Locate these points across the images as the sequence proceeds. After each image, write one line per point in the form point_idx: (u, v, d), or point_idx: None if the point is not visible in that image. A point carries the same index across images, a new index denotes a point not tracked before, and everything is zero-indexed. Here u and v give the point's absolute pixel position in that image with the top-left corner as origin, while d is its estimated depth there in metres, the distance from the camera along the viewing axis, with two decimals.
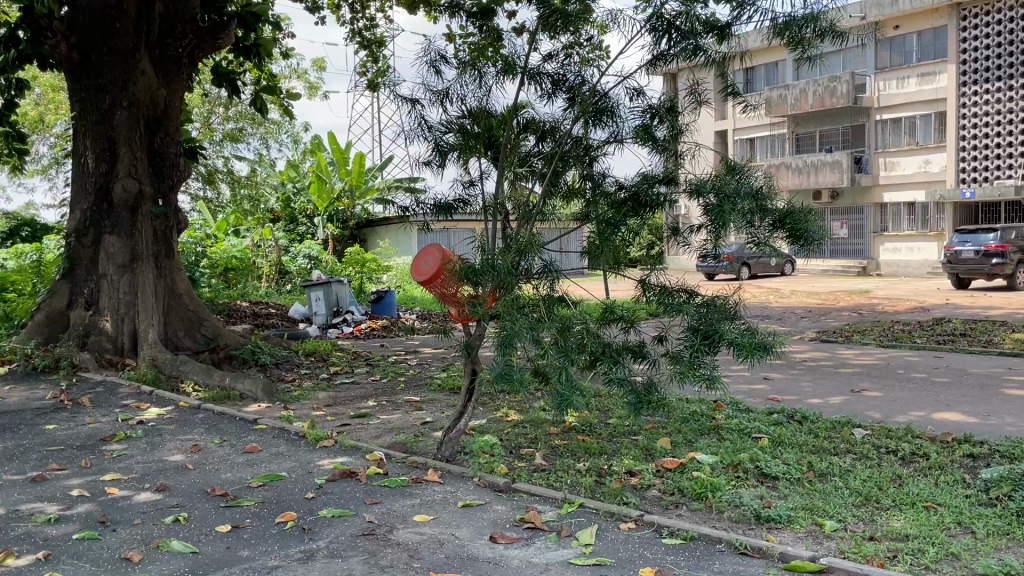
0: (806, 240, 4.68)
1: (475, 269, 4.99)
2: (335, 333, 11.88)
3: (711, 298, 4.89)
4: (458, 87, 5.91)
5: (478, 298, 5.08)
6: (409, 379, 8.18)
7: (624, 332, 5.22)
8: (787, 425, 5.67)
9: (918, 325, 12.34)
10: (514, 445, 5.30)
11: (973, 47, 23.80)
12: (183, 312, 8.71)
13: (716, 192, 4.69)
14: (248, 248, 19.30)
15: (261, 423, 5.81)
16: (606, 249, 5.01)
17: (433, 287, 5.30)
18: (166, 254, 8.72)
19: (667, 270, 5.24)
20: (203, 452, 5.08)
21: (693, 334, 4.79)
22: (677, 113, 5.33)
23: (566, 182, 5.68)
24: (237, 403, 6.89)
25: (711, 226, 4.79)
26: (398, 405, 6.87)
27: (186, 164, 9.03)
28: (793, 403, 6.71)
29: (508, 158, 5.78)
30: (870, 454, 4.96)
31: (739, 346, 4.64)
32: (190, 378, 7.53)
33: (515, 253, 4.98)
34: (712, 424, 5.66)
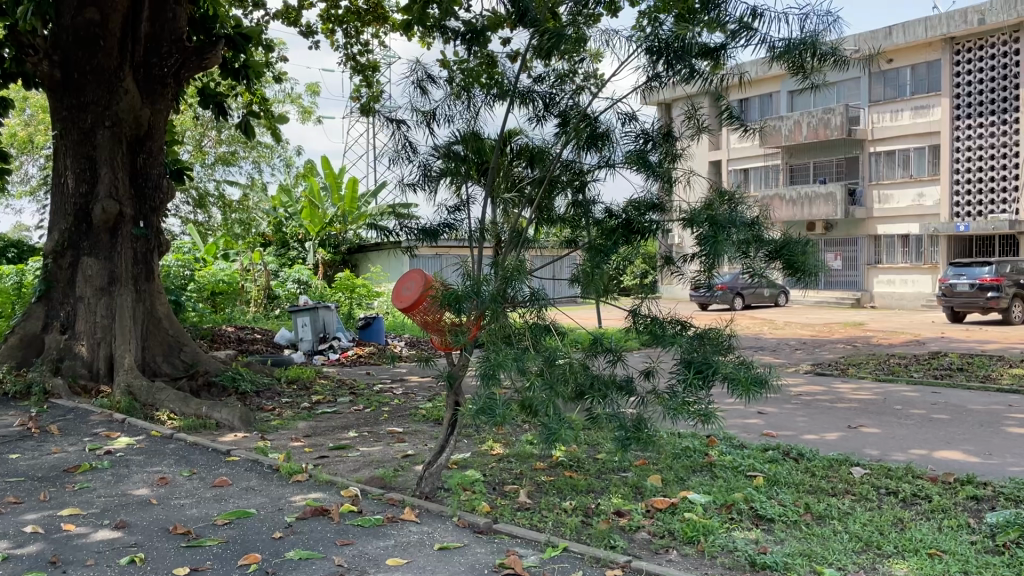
0: (803, 273, 4.50)
1: (458, 294, 4.74)
2: (321, 360, 11.65)
3: (705, 330, 4.67)
4: (446, 110, 5.75)
5: (461, 327, 4.87)
6: (394, 408, 7.95)
7: (612, 364, 5.00)
8: (783, 462, 5.45)
9: (914, 359, 12.15)
10: (498, 481, 5.07)
11: (967, 80, 23.90)
12: (162, 336, 8.48)
13: (708, 220, 4.52)
14: (237, 272, 19.10)
15: (234, 454, 5.57)
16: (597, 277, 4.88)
17: (418, 313, 5.11)
18: (146, 277, 8.50)
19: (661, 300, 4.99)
20: (170, 485, 4.83)
21: (686, 367, 4.54)
22: (674, 138, 5.14)
23: (556, 209, 5.49)
24: (212, 433, 6.65)
25: (704, 257, 4.61)
26: (379, 436, 6.64)
27: (169, 185, 8.84)
28: (789, 439, 6.50)
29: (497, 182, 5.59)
30: (869, 496, 4.74)
31: (734, 381, 4.41)
32: (165, 406, 7.29)
33: (502, 280, 4.77)
34: (704, 461, 5.45)
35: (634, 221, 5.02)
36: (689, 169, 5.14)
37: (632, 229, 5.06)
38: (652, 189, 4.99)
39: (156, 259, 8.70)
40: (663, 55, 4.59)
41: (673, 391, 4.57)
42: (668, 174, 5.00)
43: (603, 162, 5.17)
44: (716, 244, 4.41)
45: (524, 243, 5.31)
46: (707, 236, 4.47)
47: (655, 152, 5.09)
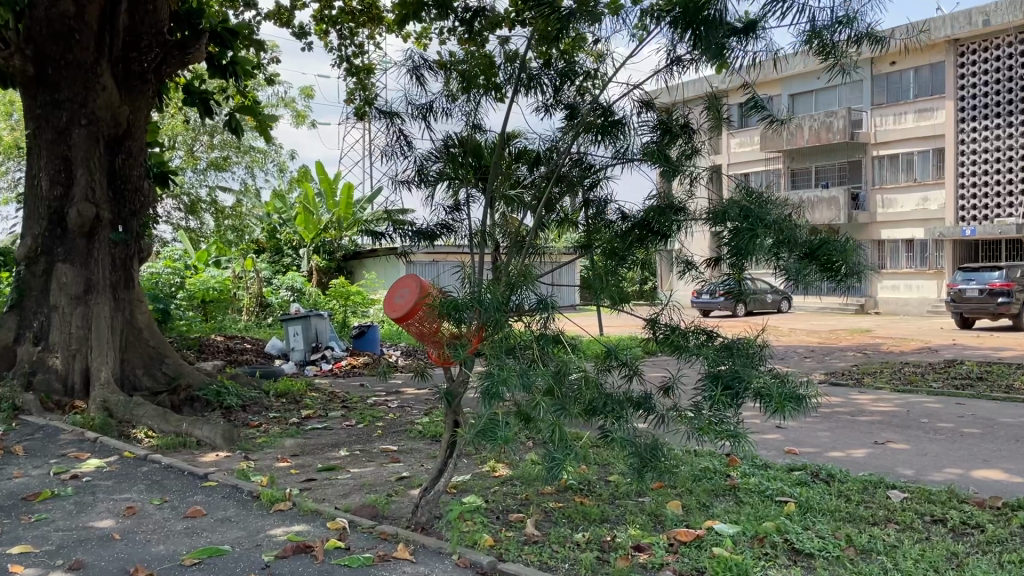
0: (840, 275, 4.05)
1: (457, 303, 4.24)
2: (312, 371, 11.16)
3: (733, 341, 4.17)
4: (444, 102, 5.28)
5: (461, 338, 4.35)
6: (388, 423, 7.48)
7: (626, 380, 4.50)
8: (814, 486, 4.98)
9: (930, 367, 11.70)
10: (502, 509, 4.60)
11: (972, 83, 23.48)
12: (142, 347, 8.01)
13: (741, 216, 4.03)
14: (228, 280, 18.59)
15: (212, 478, 5.08)
16: (608, 283, 4.58)
17: (411, 324, 4.57)
18: (125, 284, 8.03)
19: (682, 306, 4.52)
20: (138, 516, 4.35)
21: (712, 382, 4.04)
22: (692, 130, 4.67)
23: (563, 210, 5.02)
24: (191, 454, 6.17)
25: (736, 257, 4.11)
26: (372, 456, 6.15)
27: (151, 187, 8.38)
28: (814, 457, 6.03)
29: (497, 181, 5.13)
30: (915, 526, 4.28)
31: (766, 396, 3.94)
32: (143, 423, 6.83)
33: (506, 286, 4.42)
34: (727, 484, 5.00)
35: (652, 221, 4.55)
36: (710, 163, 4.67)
37: (650, 228, 4.59)
38: (669, 185, 4.53)
39: (137, 266, 8.23)
40: (687, 35, 4.14)
41: (697, 409, 4.09)
42: (687, 168, 4.51)
43: (617, 156, 4.68)
44: (750, 241, 3.93)
45: (530, 246, 4.82)
46: (739, 234, 3.99)
47: (675, 145, 4.61)
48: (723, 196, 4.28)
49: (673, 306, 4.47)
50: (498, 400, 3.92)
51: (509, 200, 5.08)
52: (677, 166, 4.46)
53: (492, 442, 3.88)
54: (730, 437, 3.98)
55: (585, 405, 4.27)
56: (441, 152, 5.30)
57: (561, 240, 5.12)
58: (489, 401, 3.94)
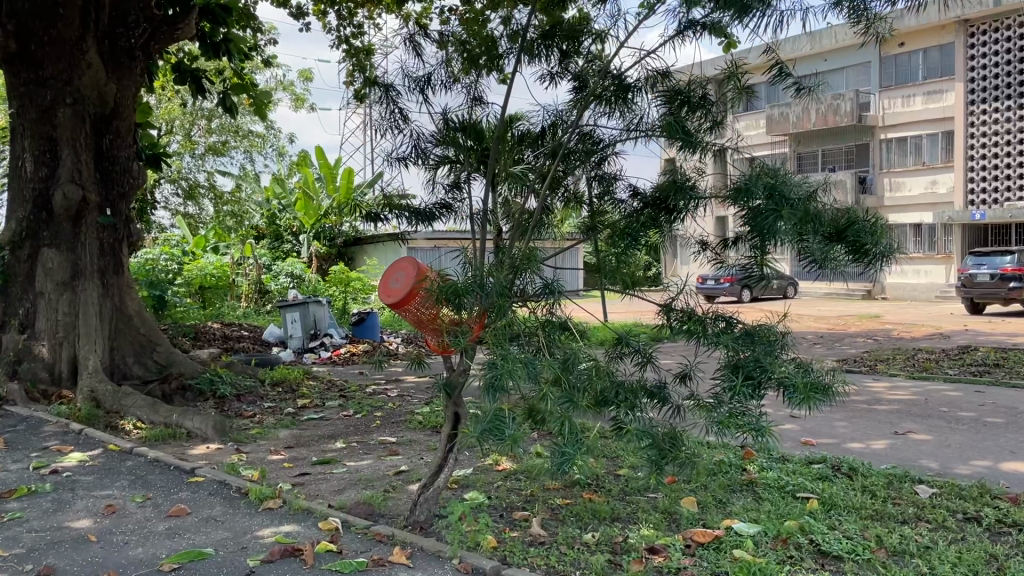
0: (869, 258, 3.77)
1: (458, 287, 3.92)
2: (310, 358, 10.90)
3: (755, 327, 3.87)
4: (443, 76, 5.00)
5: (462, 326, 4.00)
6: (388, 413, 7.21)
7: (640, 368, 4.28)
8: (836, 481, 4.71)
9: (945, 353, 11.41)
10: (506, 506, 4.33)
11: (982, 64, 23.08)
12: (133, 335, 7.74)
13: (767, 194, 3.67)
14: (226, 266, 18.32)
15: (199, 473, 4.81)
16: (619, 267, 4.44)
17: (408, 310, 4.25)
18: (114, 270, 7.74)
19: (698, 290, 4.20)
20: (118, 516, 4.08)
21: (732, 371, 3.76)
22: (712, 101, 4.31)
23: (573, 188, 4.77)
24: (181, 446, 5.91)
25: (757, 239, 3.80)
26: (370, 448, 5.89)
27: (140, 168, 8.08)
28: (833, 449, 5.76)
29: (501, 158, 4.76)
30: (948, 525, 4.00)
31: (791, 386, 3.63)
32: (132, 413, 6.57)
33: (509, 270, 4.13)
34: (744, 479, 4.73)
35: (664, 197, 4.26)
36: (732, 136, 4.32)
37: (663, 206, 4.29)
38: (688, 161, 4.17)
39: (126, 251, 7.94)
40: None
41: (716, 400, 3.84)
42: (708, 142, 4.15)
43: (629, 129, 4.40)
44: (775, 222, 3.59)
45: (535, 226, 4.52)
46: (762, 215, 3.65)
47: (693, 118, 4.25)
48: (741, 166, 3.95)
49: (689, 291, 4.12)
50: (502, 393, 3.63)
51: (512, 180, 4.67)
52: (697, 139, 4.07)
53: (498, 439, 3.61)
54: (753, 431, 3.71)
55: (595, 394, 3.99)
56: (440, 127, 4.99)
57: (563, 226, 4.90)
58: (491, 394, 3.64)
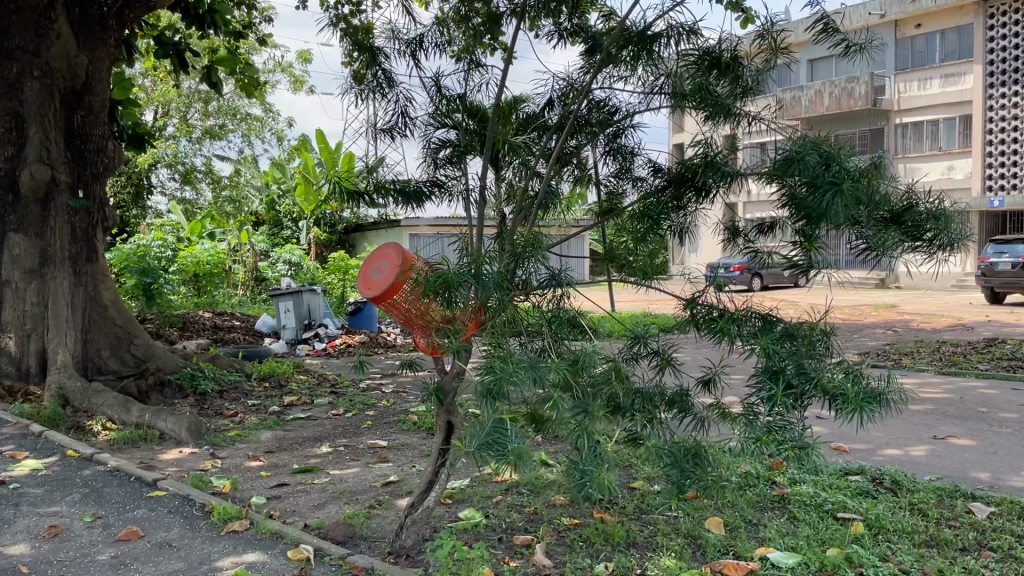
0: (926, 245, 3.29)
1: (447, 281, 3.24)
2: (304, 350, 10.39)
3: (797, 326, 3.29)
4: (437, 38, 4.45)
5: (455, 323, 3.36)
6: (381, 412, 6.70)
7: (658, 372, 3.72)
8: (879, 498, 4.16)
9: (971, 346, 10.84)
10: (505, 528, 3.81)
11: (1002, 46, 22.44)
12: (108, 327, 7.23)
13: (825, 165, 3.09)
14: (223, 253, 17.80)
15: (162, 485, 4.29)
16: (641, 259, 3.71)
17: (391, 308, 3.56)
18: (87, 256, 7.20)
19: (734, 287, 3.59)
20: (59, 539, 3.56)
21: (770, 379, 3.16)
22: (743, 64, 3.73)
23: (589, 165, 4.23)
24: (150, 451, 5.40)
25: (809, 222, 3.19)
26: (358, 453, 5.37)
27: (116, 147, 7.53)
28: (869, 457, 5.22)
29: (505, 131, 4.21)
30: (1018, 555, 3.45)
31: (839, 396, 3.09)
32: (102, 413, 6.07)
33: (509, 257, 3.50)
34: (776, 494, 4.19)
35: (692, 169, 3.67)
36: (770, 101, 3.74)
37: (691, 180, 3.72)
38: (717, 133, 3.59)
39: (101, 236, 7.41)
40: None
41: (750, 413, 3.25)
42: (741, 110, 3.59)
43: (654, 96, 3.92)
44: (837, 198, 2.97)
45: (539, 208, 3.94)
46: (817, 191, 3.05)
47: (719, 83, 3.66)
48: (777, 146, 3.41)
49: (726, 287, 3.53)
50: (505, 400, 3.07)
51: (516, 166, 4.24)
52: (727, 102, 3.51)
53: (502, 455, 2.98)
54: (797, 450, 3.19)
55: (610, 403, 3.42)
56: (434, 98, 4.41)
57: (564, 213, 4.25)
58: (489, 403, 3.06)
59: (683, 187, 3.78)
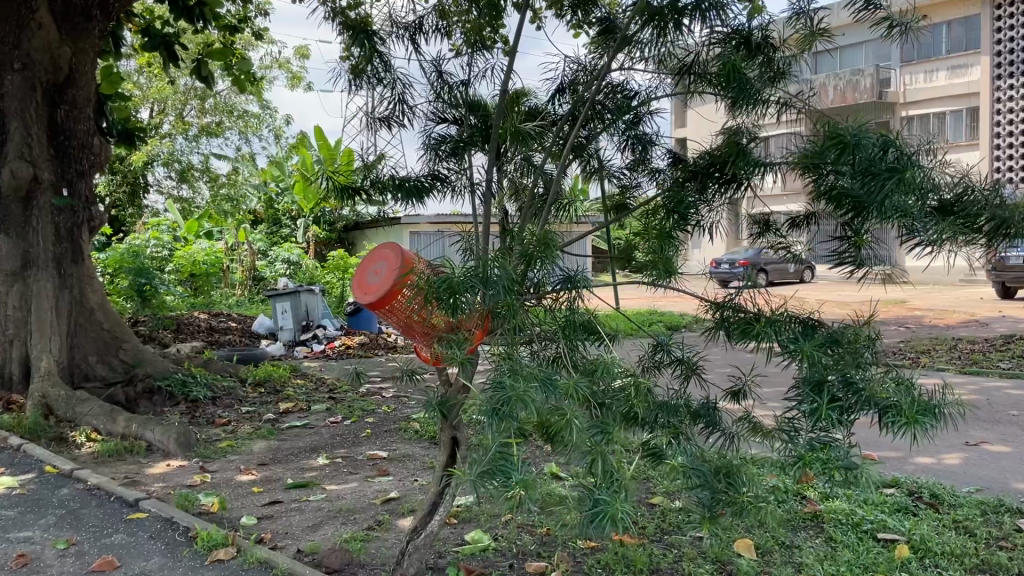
0: (985, 236, 2.83)
1: (451, 283, 2.86)
2: (302, 352, 10.08)
3: (839, 333, 2.98)
4: (435, 22, 4.12)
5: (460, 334, 3.01)
6: (381, 419, 6.39)
7: (682, 382, 3.40)
8: (921, 515, 3.83)
9: (989, 344, 10.48)
10: (515, 552, 3.50)
11: (1009, 37, 22.01)
12: (95, 331, 6.92)
13: (884, 151, 2.75)
14: (218, 252, 17.45)
15: (143, 506, 3.97)
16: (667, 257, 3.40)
17: (384, 314, 3.19)
18: (73, 258, 6.86)
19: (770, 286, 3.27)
20: (27, 570, 3.25)
21: (813, 392, 2.81)
22: (773, 44, 3.40)
23: (602, 158, 3.87)
24: (136, 465, 5.10)
25: (858, 214, 2.86)
26: (356, 465, 5.05)
27: (102, 142, 7.21)
28: (900, 467, 4.91)
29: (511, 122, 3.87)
30: None
31: (890, 410, 2.75)
32: (87, 423, 5.77)
33: (523, 260, 3.21)
34: (808, 511, 3.88)
35: (722, 155, 3.30)
36: (804, 86, 3.41)
37: (717, 171, 3.36)
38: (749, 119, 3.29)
39: (87, 235, 7.06)
40: None
41: (792, 428, 2.92)
42: (770, 94, 3.25)
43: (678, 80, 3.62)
44: (894, 187, 2.64)
45: (551, 204, 3.58)
46: (870, 179, 2.71)
47: (748, 65, 3.29)
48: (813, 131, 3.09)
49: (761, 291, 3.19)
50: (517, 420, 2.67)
51: (523, 162, 3.90)
52: (754, 83, 3.18)
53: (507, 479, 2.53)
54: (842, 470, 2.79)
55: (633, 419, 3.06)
56: (434, 86, 4.08)
57: (571, 210, 3.90)
58: (497, 422, 2.68)
59: (708, 178, 3.42)
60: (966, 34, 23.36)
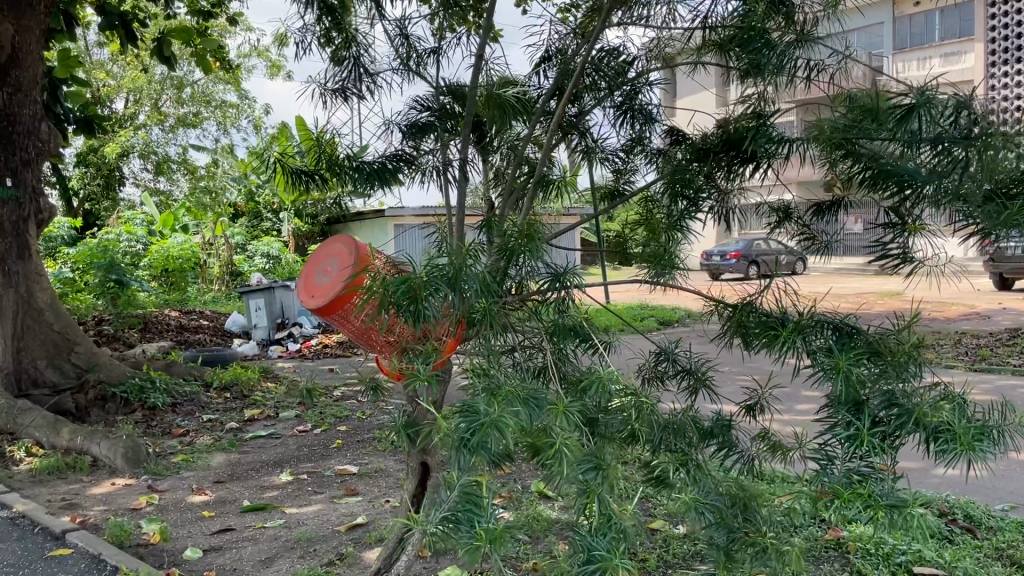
0: None
1: (412, 288, 2.32)
2: (276, 352, 9.57)
3: (882, 338, 2.48)
4: None
5: (425, 348, 2.49)
6: (354, 427, 5.89)
7: (689, 397, 2.94)
8: (958, 543, 3.37)
9: (994, 338, 10.06)
10: None
11: (1004, 24, 21.56)
12: (44, 333, 6.39)
13: (953, 118, 2.31)
14: (194, 247, 16.86)
15: (71, 540, 3.48)
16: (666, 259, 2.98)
17: (338, 321, 2.70)
18: (17, 254, 6.33)
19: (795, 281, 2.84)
20: None
21: (852, 413, 2.32)
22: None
23: (597, 137, 3.37)
24: (78, 485, 4.60)
25: (908, 199, 2.39)
26: (322, 483, 4.55)
27: (51, 128, 6.64)
28: (935, 479, 4.44)
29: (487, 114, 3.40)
30: None
31: (942, 434, 2.23)
32: (29, 436, 5.26)
33: (500, 253, 2.66)
34: (828, 539, 3.42)
35: (737, 133, 2.73)
36: (838, 43, 2.89)
37: (734, 151, 2.77)
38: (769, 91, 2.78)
39: (33, 229, 6.52)
40: None
41: (825, 457, 2.39)
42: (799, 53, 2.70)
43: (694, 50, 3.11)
44: (959, 161, 2.21)
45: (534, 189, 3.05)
46: (932, 154, 2.29)
47: (770, 23, 2.72)
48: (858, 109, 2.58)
49: (785, 289, 2.70)
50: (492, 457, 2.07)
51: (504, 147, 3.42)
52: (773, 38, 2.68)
53: (474, 530, 2.00)
54: (887, 510, 2.24)
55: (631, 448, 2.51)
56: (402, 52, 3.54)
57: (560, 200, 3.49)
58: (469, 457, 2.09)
59: (721, 156, 2.83)
60: (958, 21, 22.92)
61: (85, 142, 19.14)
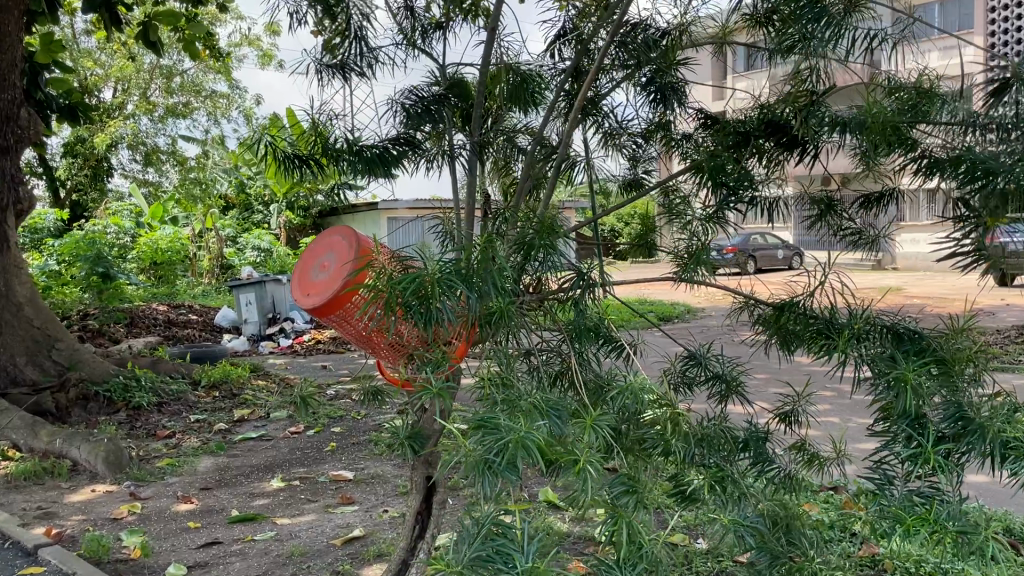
0: None
1: (422, 290, 2.05)
2: (267, 347, 9.30)
3: (936, 342, 2.21)
4: None
5: (437, 352, 2.21)
6: (348, 427, 5.63)
7: (719, 406, 2.70)
8: None
9: (1002, 335, 9.86)
10: None
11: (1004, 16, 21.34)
12: (24, 328, 6.11)
13: None
14: (183, 239, 16.55)
15: (45, 556, 3.22)
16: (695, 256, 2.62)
17: (335, 321, 2.42)
18: None
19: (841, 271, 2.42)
20: None
21: (913, 429, 2.03)
22: None
23: (620, 119, 3.12)
24: (58, 492, 4.34)
25: (973, 188, 2.18)
26: (315, 490, 4.28)
27: (30, 114, 6.33)
28: (981, 489, 4.16)
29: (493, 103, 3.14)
30: None
31: (1014, 451, 1.92)
32: (6, 438, 4.99)
33: (518, 248, 2.39)
34: (864, 557, 3.18)
35: (784, 117, 2.50)
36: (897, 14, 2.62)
37: (777, 135, 2.54)
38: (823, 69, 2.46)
39: (11, 220, 6.23)
40: None
41: (883, 478, 2.13)
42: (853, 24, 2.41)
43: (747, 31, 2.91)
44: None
45: (553, 179, 2.80)
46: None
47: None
48: (908, 107, 2.45)
49: (842, 291, 2.35)
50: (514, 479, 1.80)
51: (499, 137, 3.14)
52: (829, 8, 2.39)
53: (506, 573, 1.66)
54: (958, 537, 1.96)
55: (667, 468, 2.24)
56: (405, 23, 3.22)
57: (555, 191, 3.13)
58: (488, 480, 1.79)
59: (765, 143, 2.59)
60: (958, 15, 22.73)
61: (74, 132, 18.81)
